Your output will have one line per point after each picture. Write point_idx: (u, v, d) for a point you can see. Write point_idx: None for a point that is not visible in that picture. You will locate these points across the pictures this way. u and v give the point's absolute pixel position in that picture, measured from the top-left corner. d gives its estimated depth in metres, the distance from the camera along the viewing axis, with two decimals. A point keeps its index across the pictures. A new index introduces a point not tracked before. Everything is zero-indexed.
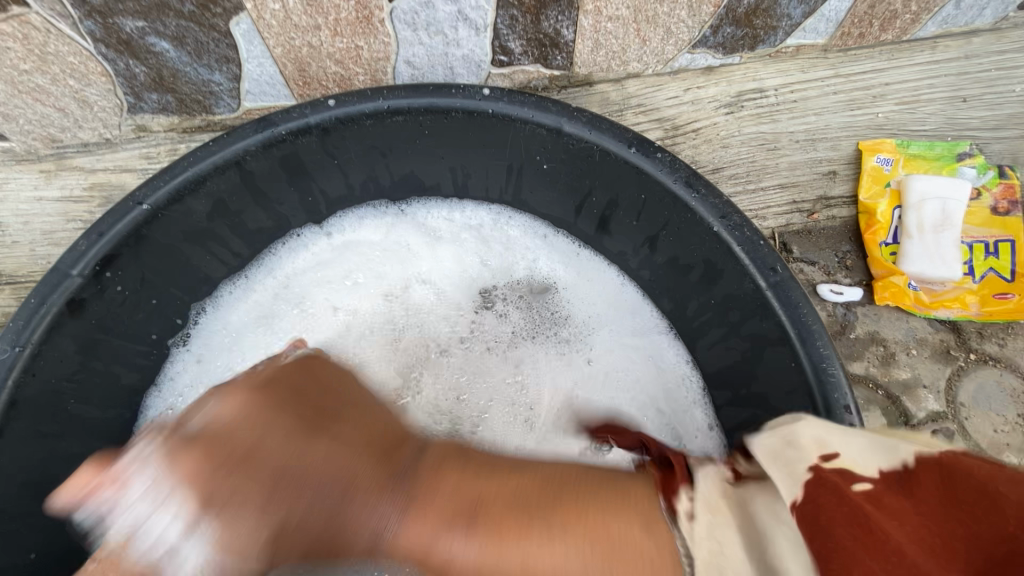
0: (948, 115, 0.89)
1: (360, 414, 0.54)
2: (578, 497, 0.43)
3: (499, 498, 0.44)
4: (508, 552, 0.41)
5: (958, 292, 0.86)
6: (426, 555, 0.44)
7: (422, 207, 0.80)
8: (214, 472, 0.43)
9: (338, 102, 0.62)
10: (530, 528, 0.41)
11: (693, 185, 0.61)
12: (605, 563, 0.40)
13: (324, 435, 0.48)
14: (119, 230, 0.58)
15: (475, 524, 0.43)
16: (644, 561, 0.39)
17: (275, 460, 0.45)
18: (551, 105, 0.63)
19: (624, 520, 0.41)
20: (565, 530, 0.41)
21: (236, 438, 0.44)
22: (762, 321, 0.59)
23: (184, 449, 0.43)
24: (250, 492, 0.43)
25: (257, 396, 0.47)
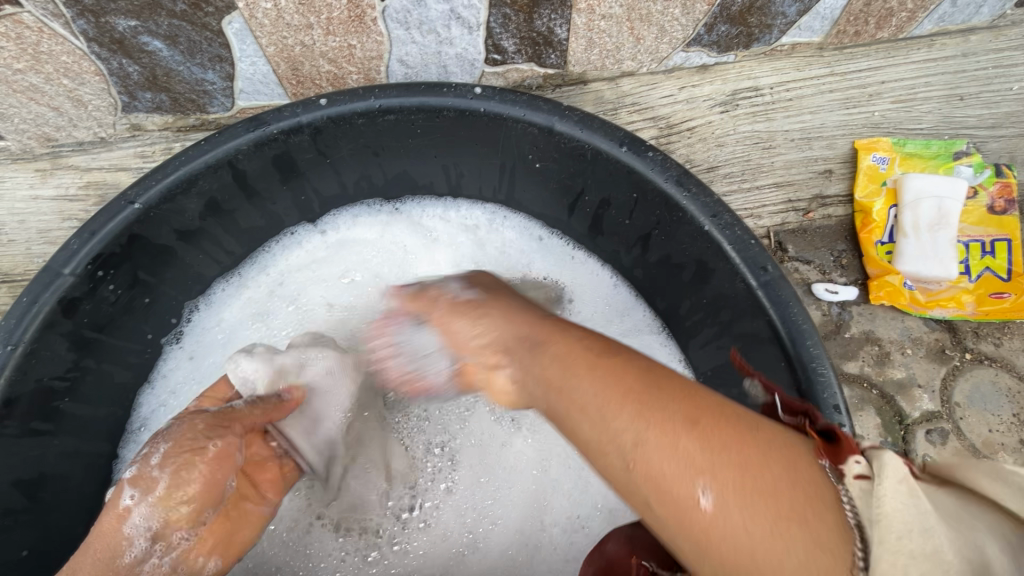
0: (946, 113, 0.88)
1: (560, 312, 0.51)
2: (736, 414, 0.34)
3: (683, 398, 0.35)
4: (659, 398, 0.35)
5: (955, 291, 0.85)
6: (574, 368, 0.39)
7: (417, 206, 0.80)
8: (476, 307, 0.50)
9: (330, 101, 0.62)
10: (694, 393, 0.35)
11: (684, 184, 0.61)
12: (766, 439, 0.32)
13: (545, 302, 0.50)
14: (110, 229, 0.58)
15: (648, 371, 0.37)
16: (807, 468, 0.31)
17: (490, 283, 0.54)
18: (543, 104, 0.63)
19: (769, 422, 0.35)
20: (733, 420, 0.33)
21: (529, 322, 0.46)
22: (754, 320, 0.59)
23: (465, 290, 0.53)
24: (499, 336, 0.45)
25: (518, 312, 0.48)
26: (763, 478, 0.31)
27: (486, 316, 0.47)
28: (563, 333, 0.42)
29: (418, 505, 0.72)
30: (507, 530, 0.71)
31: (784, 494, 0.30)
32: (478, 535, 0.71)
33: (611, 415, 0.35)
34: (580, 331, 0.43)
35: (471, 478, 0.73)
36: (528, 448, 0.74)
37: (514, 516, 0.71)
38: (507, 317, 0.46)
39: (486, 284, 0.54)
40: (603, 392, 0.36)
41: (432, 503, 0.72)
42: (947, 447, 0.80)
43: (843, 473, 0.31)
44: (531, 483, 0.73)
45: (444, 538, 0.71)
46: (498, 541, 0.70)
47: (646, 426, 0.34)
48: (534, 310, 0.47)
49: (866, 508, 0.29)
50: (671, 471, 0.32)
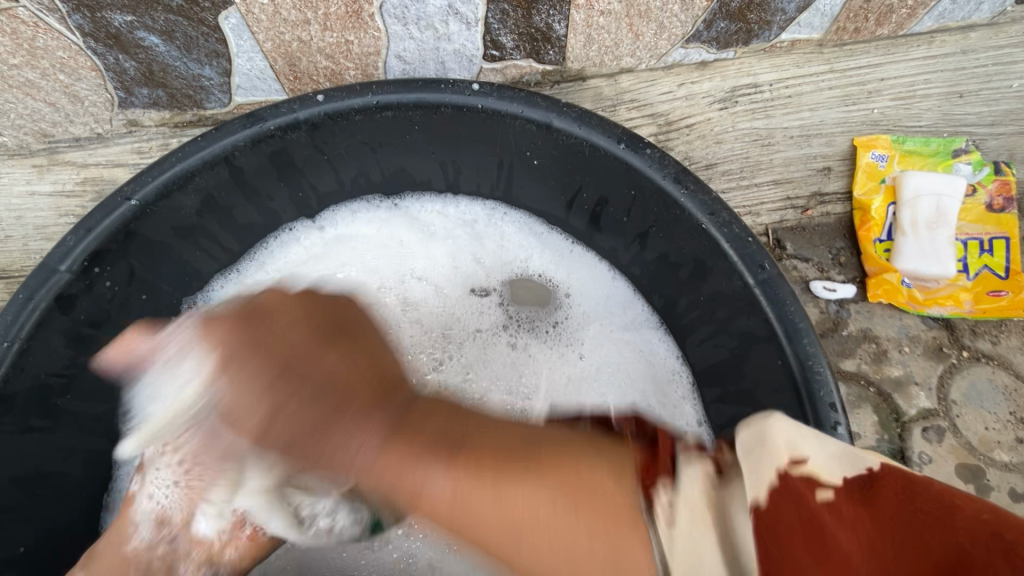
0: (945, 110, 0.88)
1: (363, 344, 0.46)
2: (550, 500, 0.37)
3: (493, 480, 0.38)
4: (489, 502, 0.37)
5: (952, 289, 0.85)
6: (409, 483, 0.39)
7: (416, 203, 0.79)
8: (248, 357, 0.40)
9: (327, 97, 0.62)
10: (508, 466, 0.38)
11: (682, 181, 0.60)
12: (551, 483, 0.37)
13: (342, 350, 0.44)
14: (108, 225, 0.58)
15: (458, 458, 0.39)
16: (617, 520, 0.36)
17: (268, 332, 0.42)
18: (540, 101, 0.63)
19: (573, 469, 0.38)
20: (522, 476, 0.38)
21: (305, 384, 0.41)
22: (750, 318, 0.59)
23: (219, 323, 0.42)
24: (293, 396, 0.40)
25: (271, 374, 0.40)
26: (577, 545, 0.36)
27: (255, 412, 0.39)
28: (393, 452, 0.40)
29: None
30: None
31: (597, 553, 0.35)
32: None
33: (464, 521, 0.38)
34: (409, 433, 0.41)
35: None
36: None
37: None
38: (273, 413, 0.39)
39: (229, 366, 0.40)
40: (435, 499, 0.38)
41: None
42: (943, 445, 0.80)
43: (655, 517, 0.36)
44: None
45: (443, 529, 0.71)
46: None
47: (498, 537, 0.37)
48: (325, 394, 0.41)
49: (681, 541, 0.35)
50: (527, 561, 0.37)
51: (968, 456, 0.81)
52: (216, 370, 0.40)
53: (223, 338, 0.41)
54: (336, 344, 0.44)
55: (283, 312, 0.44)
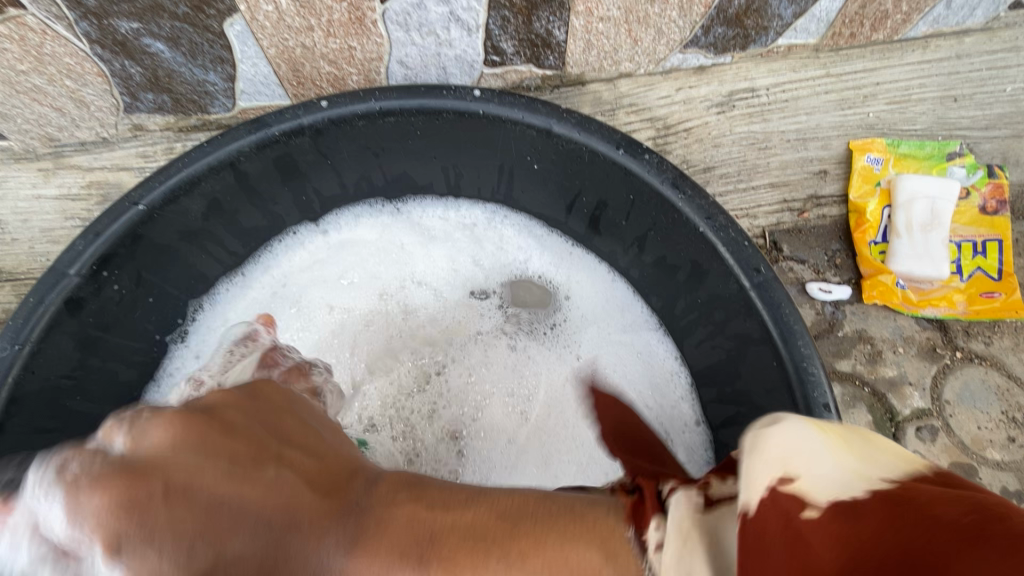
0: (939, 114, 0.90)
1: (311, 445, 0.42)
2: (527, 553, 0.36)
3: (461, 563, 0.36)
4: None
5: (945, 291, 0.87)
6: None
7: (418, 207, 0.80)
8: (121, 509, 0.30)
9: (331, 103, 0.63)
10: (484, 555, 0.36)
11: (680, 186, 0.62)
12: (540, 564, 0.35)
13: (268, 466, 0.36)
14: (116, 230, 0.59)
15: (427, 565, 0.36)
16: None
17: (102, 490, 0.30)
18: (540, 107, 0.64)
19: (564, 543, 0.36)
20: (506, 561, 0.35)
21: (248, 512, 0.34)
22: (746, 320, 0.60)
23: (94, 473, 0.30)
24: (188, 540, 0.32)
25: (134, 524, 0.30)
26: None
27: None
28: (361, 565, 0.37)
29: None
30: None
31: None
32: None
33: None
34: (380, 538, 0.37)
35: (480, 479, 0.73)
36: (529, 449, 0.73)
37: None
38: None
39: (99, 534, 0.29)
40: None
41: None
42: (936, 444, 0.82)
43: (645, 546, 0.36)
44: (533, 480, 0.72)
45: None
46: None
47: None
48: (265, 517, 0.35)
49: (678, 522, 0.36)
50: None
51: (959, 455, 0.82)
52: (72, 525, 0.30)
53: (129, 468, 0.32)
54: (237, 446, 0.36)
55: (149, 450, 0.32)
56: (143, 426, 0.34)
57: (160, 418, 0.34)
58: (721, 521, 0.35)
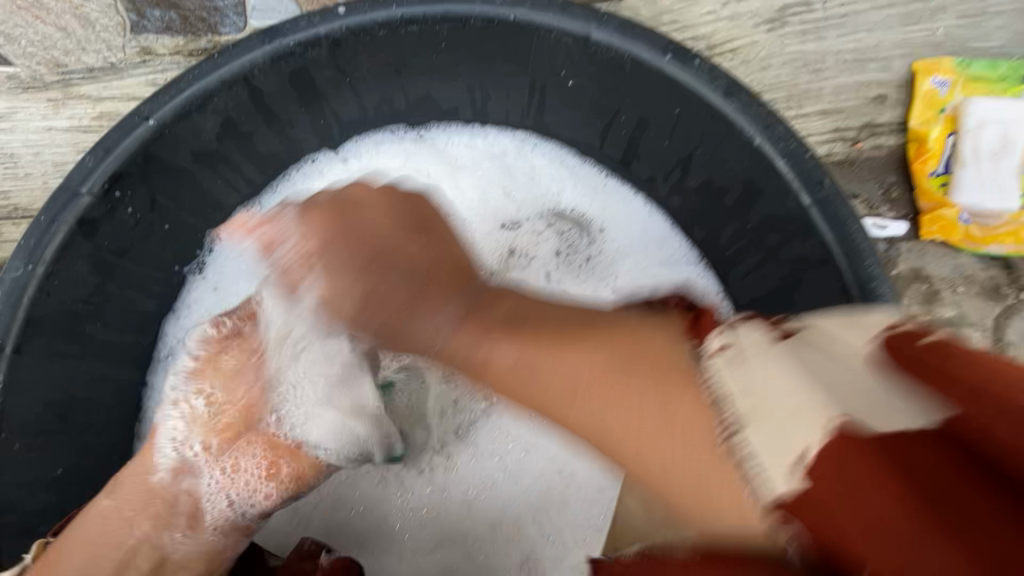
0: (1017, 30, 0.81)
1: (445, 240, 0.47)
2: (625, 377, 0.36)
3: (564, 379, 0.37)
4: (570, 372, 0.37)
5: (1013, 225, 0.79)
6: (479, 357, 0.40)
7: (442, 133, 0.76)
8: (332, 239, 0.44)
9: (349, 10, 0.58)
10: (564, 334, 0.40)
11: (734, 94, 0.55)
12: (604, 345, 0.38)
13: (432, 235, 0.47)
14: (126, 147, 0.56)
15: (535, 339, 0.39)
16: (671, 371, 0.35)
17: (368, 233, 0.44)
18: (578, 10, 0.58)
19: (638, 342, 0.38)
20: (574, 339, 0.39)
21: (393, 252, 0.44)
22: (805, 242, 0.55)
23: (313, 213, 0.45)
24: (351, 264, 0.44)
25: (348, 247, 0.44)
26: (644, 404, 0.35)
27: (322, 276, 0.44)
28: (469, 329, 0.41)
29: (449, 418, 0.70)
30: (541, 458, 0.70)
31: (661, 432, 0.34)
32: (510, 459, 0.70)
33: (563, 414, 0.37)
34: (509, 328, 0.40)
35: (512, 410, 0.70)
36: None
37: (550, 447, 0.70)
38: (337, 281, 0.44)
39: (314, 252, 0.44)
40: (535, 393, 0.39)
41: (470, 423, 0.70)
42: None
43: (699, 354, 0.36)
44: None
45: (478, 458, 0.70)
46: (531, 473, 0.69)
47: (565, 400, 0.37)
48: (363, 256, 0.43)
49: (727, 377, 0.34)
50: (594, 428, 0.37)
51: None
52: (268, 248, 0.47)
53: (320, 228, 0.45)
54: (429, 248, 0.45)
55: (370, 208, 0.46)
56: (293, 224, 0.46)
57: (308, 213, 0.45)
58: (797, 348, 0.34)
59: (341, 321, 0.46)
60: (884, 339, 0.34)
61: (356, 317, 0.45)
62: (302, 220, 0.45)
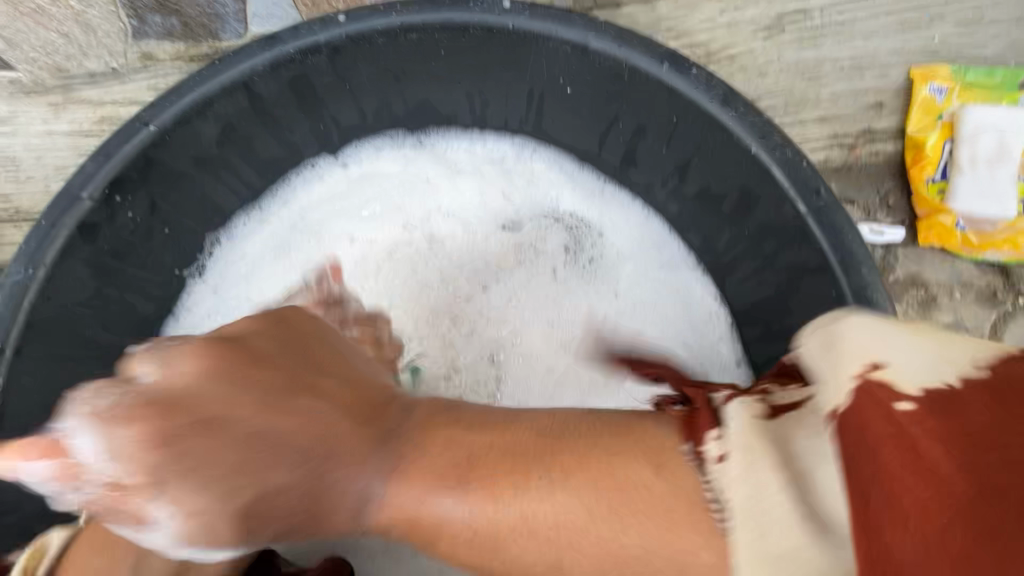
0: (1013, 37, 0.81)
1: (350, 370, 0.50)
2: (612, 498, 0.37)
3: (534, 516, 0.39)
4: (552, 496, 0.38)
5: (1010, 233, 0.79)
6: (425, 513, 0.42)
7: (441, 139, 0.76)
8: (217, 368, 0.41)
9: (349, 17, 0.58)
10: (521, 472, 0.40)
11: (730, 103, 0.56)
12: (574, 493, 0.38)
13: (329, 374, 0.47)
14: (127, 152, 0.56)
15: (466, 483, 0.41)
16: (656, 509, 0.36)
17: (224, 356, 0.42)
18: (576, 19, 0.58)
19: (598, 464, 0.39)
20: (562, 478, 0.39)
21: (276, 384, 0.43)
22: (802, 249, 0.55)
23: (193, 348, 0.42)
24: (238, 401, 0.41)
25: (222, 384, 0.41)
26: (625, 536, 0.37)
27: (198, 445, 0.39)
28: (398, 484, 0.43)
29: None
30: None
31: (663, 545, 0.36)
32: None
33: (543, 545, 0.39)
34: (385, 448, 0.44)
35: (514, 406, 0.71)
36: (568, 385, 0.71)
37: None
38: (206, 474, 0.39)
39: (154, 447, 0.37)
40: (484, 530, 0.40)
41: None
42: None
43: (701, 460, 0.37)
44: None
45: None
46: None
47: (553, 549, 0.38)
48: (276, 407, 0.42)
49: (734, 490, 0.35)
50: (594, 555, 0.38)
51: None
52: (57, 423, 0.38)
53: (196, 369, 0.41)
54: (304, 375, 0.45)
55: (257, 339, 0.45)
56: (170, 360, 0.41)
57: (185, 346, 0.41)
58: (786, 426, 0.36)
59: (217, 534, 0.41)
60: (858, 376, 0.34)
61: (219, 531, 0.41)
62: (169, 356, 0.41)
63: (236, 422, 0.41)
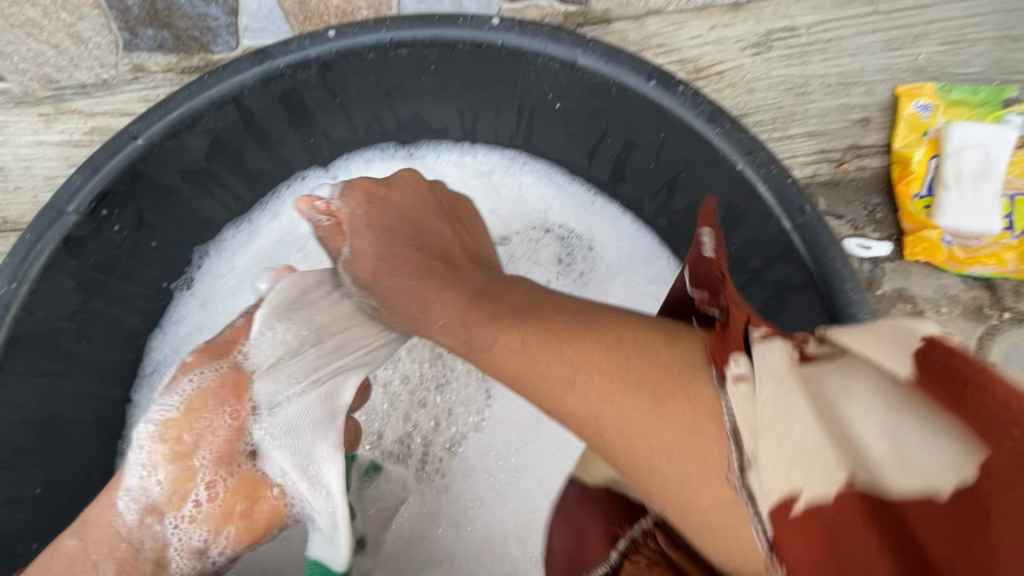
0: (996, 56, 0.83)
1: (472, 233, 0.60)
2: (641, 388, 0.35)
3: (572, 383, 0.37)
4: (578, 369, 0.37)
5: (995, 248, 0.80)
6: (478, 339, 0.44)
7: (433, 152, 0.76)
8: (370, 219, 0.57)
9: (339, 33, 0.59)
10: (579, 336, 0.39)
11: (717, 120, 0.56)
12: (621, 371, 0.36)
13: (456, 225, 0.59)
14: (114, 166, 0.56)
15: (536, 330, 0.41)
16: (689, 408, 0.33)
17: (393, 211, 0.58)
18: (565, 36, 0.59)
19: (649, 348, 0.36)
20: (606, 355, 0.37)
21: (402, 230, 0.56)
22: (787, 266, 0.55)
23: (355, 194, 0.58)
24: (371, 245, 0.55)
25: (368, 214, 0.57)
26: (665, 435, 0.33)
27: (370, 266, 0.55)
28: (467, 309, 0.46)
29: (441, 431, 0.70)
30: (530, 480, 0.69)
31: (680, 460, 0.32)
32: (498, 483, 0.69)
33: (566, 405, 0.37)
34: (482, 302, 0.46)
35: (502, 424, 0.71)
36: None
37: (537, 468, 0.69)
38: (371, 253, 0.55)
39: (354, 227, 0.57)
40: (538, 381, 0.39)
41: (460, 436, 0.70)
42: None
43: (723, 378, 0.32)
44: (555, 436, 0.70)
45: (466, 474, 0.70)
46: (517, 493, 0.69)
47: (605, 426, 0.35)
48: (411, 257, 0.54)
49: (743, 408, 0.31)
50: (591, 425, 0.36)
51: None
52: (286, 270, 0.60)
53: (360, 201, 0.58)
54: (428, 241, 0.56)
55: (404, 189, 0.60)
56: (345, 194, 0.58)
57: (357, 183, 0.59)
58: (823, 374, 0.31)
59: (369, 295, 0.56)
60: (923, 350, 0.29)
61: (365, 279, 0.56)
62: (349, 186, 0.59)
63: (384, 263, 0.54)
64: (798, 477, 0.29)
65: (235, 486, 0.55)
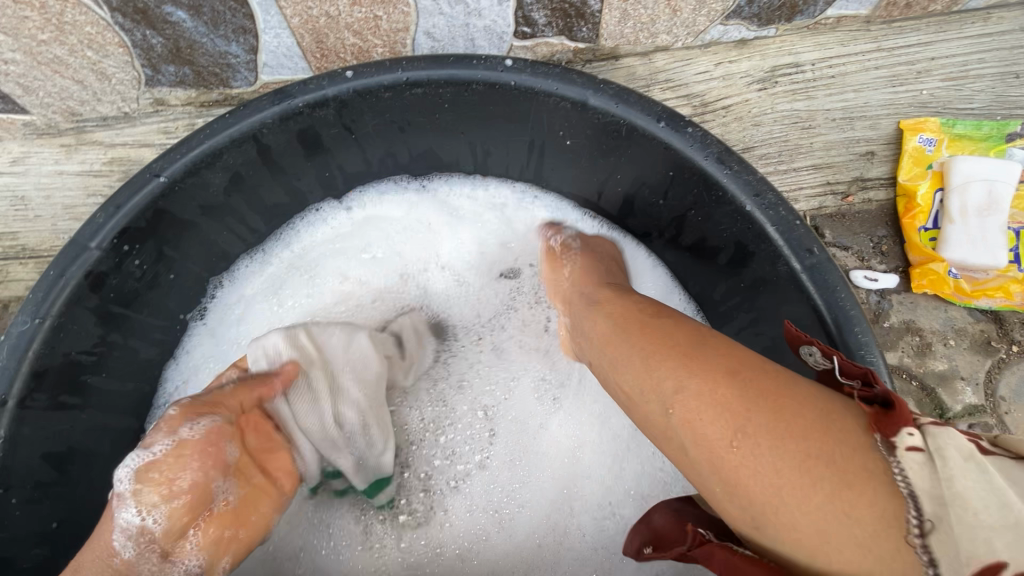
0: (999, 92, 0.84)
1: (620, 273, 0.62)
2: (806, 418, 0.37)
3: (725, 409, 0.39)
4: (734, 400, 0.39)
5: (1002, 281, 0.81)
6: (640, 360, 0.45)
7: (445, 184, 0.78)
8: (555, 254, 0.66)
9: (356, 73, 0.60)
10: (748, 371, 0.41)
11: (726, 161, 0.57)
12: (796, 407, 0.38)
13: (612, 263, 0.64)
14: (136, 203, 0.57)
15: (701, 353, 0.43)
16: (850, 453, 0.35)
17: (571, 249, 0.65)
18: (576, 77, 0.60)
19: (809, 395, 0.39)
20: (771, 389, 0.39)
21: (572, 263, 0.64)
22: (797, 305, 0.56)
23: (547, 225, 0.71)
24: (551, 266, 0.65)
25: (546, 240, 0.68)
26: (824, 460, 0.35)
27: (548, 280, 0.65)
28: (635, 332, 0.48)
29: (450, 464, 0.72)
30: (535, 513, 0.70)
31: (831, 493, 0.34)
32: (502, 516, 0.70)
33: (709, 427, 0.39)
34: (652, 327, 0.47)
35: (505, 457, 0.72)
36: (559, 435, 0.72)
37: (543, 501, 0.70)
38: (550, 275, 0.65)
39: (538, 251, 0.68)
40: (686, 404, 0.41)
41: (464, 469, 0.71)
42: None
43: (892, 445, 0.34)
44: (561, 470, 0.71)
45: (471, 507, 0.70)
46: (524, 526, 0.69)
47: (720, 426, 0.39)
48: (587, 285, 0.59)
49: (922, 480, 0.33)
50: (730, 460, 0.38)
51: None
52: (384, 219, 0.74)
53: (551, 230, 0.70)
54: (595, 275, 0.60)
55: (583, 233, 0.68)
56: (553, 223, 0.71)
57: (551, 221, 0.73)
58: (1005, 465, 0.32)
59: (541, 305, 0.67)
60: None
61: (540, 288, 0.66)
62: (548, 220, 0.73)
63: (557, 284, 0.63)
64: (999, 546, 0.29)
65: (235, 513, 0.53)
